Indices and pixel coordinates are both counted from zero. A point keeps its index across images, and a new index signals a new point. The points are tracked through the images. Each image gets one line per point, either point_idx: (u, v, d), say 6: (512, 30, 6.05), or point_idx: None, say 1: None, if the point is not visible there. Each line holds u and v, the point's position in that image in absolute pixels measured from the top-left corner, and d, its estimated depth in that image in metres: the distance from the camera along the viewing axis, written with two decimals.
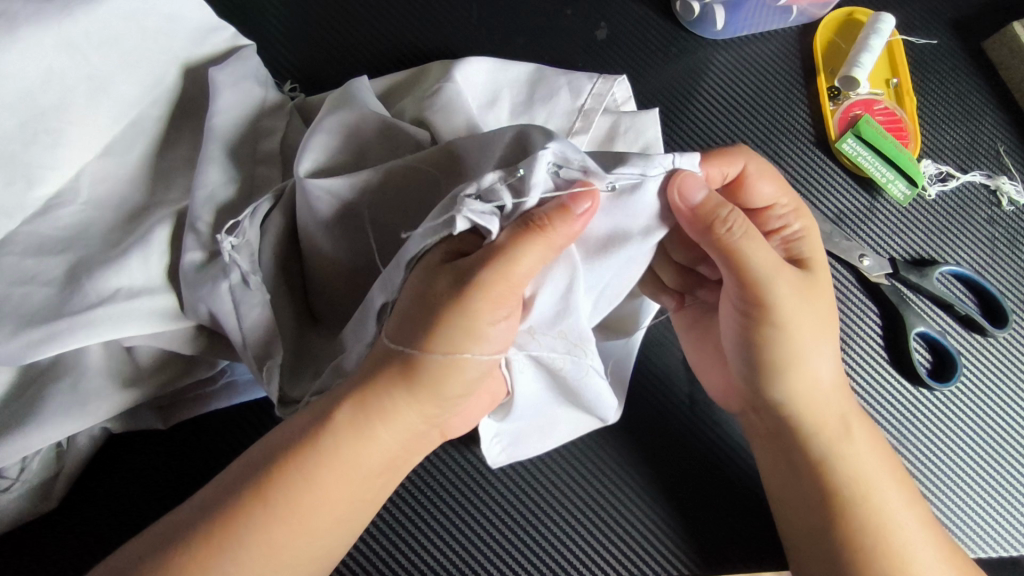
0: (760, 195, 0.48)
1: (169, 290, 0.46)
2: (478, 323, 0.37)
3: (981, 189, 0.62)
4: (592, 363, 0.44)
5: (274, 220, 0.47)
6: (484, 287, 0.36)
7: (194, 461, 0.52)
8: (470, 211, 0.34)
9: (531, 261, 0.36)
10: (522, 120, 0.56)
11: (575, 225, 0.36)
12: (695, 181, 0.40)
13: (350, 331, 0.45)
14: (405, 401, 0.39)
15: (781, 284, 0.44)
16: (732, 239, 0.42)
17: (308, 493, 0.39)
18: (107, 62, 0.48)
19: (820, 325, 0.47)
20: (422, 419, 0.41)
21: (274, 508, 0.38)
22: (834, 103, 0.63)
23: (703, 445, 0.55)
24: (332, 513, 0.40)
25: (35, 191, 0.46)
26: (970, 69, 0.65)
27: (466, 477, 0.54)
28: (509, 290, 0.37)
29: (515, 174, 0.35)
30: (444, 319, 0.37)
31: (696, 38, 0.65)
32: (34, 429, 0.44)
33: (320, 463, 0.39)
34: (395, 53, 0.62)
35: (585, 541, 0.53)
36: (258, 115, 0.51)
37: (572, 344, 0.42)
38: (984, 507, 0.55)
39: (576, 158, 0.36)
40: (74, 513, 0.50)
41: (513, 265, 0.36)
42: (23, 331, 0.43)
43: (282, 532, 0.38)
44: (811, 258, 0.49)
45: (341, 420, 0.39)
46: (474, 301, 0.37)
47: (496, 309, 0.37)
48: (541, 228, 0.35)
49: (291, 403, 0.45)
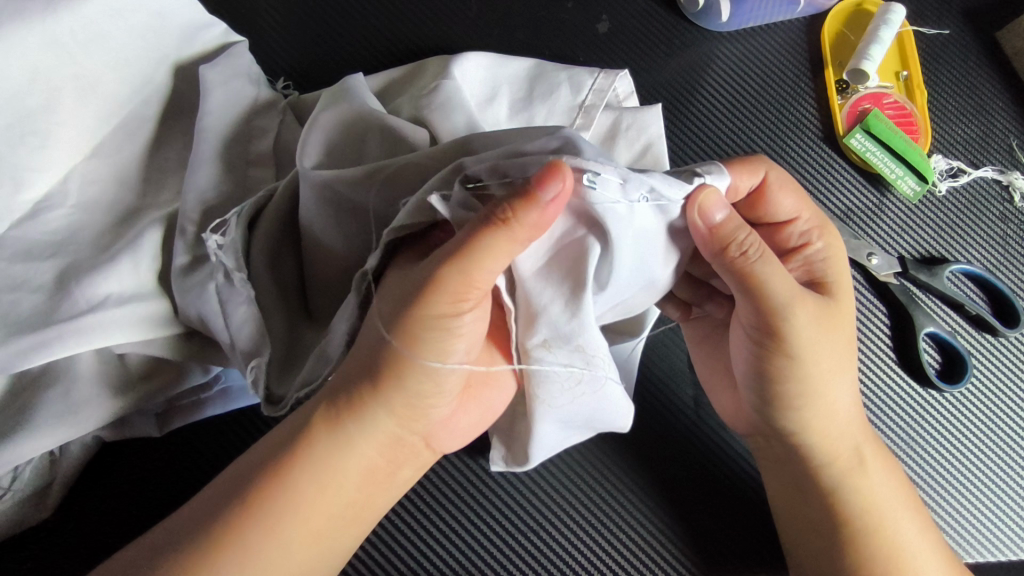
0: (783, 209, 0.47)
1: (161, 295, 0.45)
2: (437, 314, 0.36)
3: (993, 184, 0.60)
4: (609, 375, 0.40)
5: (265, 221, 0.45)
6: (444, 283, 0.35)
7: (189, 466, 0.52)
8: (440, 200, 0.35)
9: (485, 250, 0.33)
10: (521, 116, 0.55)
11: (540, 211, 0.33)
12: (718, 200, 0.39)
13: (337, 320, 0.41)
14: (375, 409, 0.38)
15: (801, 314, 0.43)
16: (747, 263, 0.41)
17: (301, 515, 0.38)
18: (93, 60, 0.46)
19: (839, 360, 0.46)
20: (397, 424, 0.40)
21: (260, 524, 0.37)
22: (842, 97, 0.62)
23: (699, 445, 0.55)
24: (318, 530, 0.39)
25: (22, 194, 0.45)
26: (983, 59, 0.63)
27: (461, 480, 0.53)
28: (466, 282, 0.35)
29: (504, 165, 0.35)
30: (411, 313, 0.36)
31: (700, 30, 0.63)
32: (25, 439, 0.43)
33: (316, 484, 0.38)
34: (391, 48, 0.61)
35: (585, 544, 0.52)
36: (250, 114, 0.50)
37: (591, 355, 0.39)
38: (991, 511, 0.54)
39: (613, 167, 0.36)
40: (69, 520, 0.50)
41: (468, 256, 0.34)
42: (11, 339, 0.41)
43: (261, 550, 0.37)
44: (833, 283, 0.47)
45: (321, 444, 0.38)
46: (434, 298, 0.35)
47: (451, 301, 0.35)
48: (503, 221, 0.33)
49: (278, 402, 0.42)
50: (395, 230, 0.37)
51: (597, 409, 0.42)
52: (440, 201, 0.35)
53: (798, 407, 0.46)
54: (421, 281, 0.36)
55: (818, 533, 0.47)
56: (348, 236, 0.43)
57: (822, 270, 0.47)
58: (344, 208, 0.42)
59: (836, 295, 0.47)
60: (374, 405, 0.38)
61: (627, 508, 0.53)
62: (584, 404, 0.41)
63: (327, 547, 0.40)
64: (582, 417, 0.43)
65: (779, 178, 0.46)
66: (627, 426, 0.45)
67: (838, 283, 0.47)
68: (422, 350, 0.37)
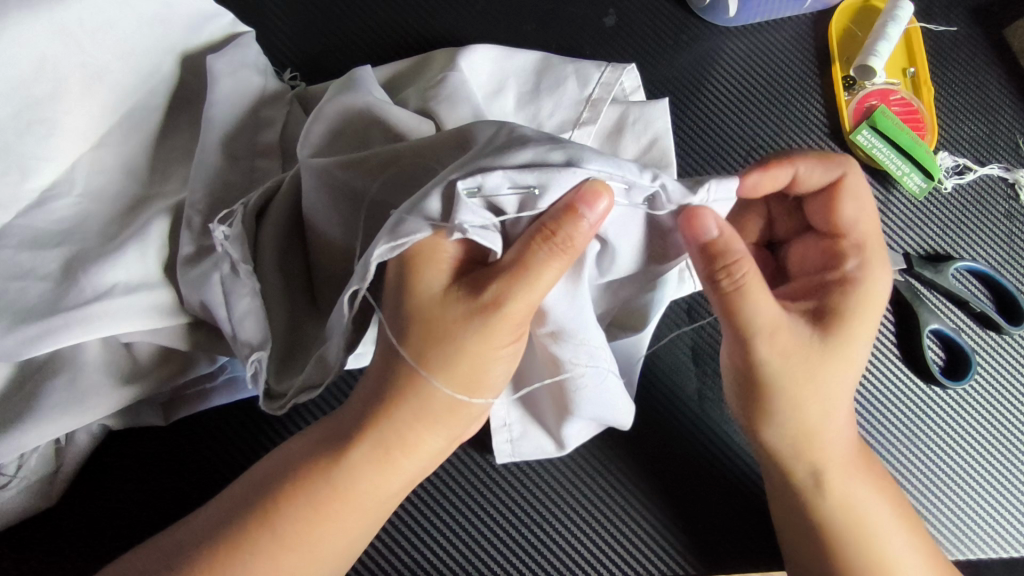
0: (839, 217, 0.46)
1: (166, 285, 0.45)
2: (495, 346, 0.37)
3: (1000, 181, 0.60)
4: (611, 368, 0.43)
5: (275, 213, 0.45)
6: (506, 309, 0.36)
7: (196, 460, 0.52)
8: (469, 227, 0.35)
9: (549, 278, 0.36)
10: (528, 110, 0.55)
11: (591, 234, 0.36)
12: (715, 220, 0.39)
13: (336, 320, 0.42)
14: (431, 431, 0.38)
15: (775, 347, 0.42)
16: (728, 288, 0.40)
17: (329, 520, 0.38)
18: (100, 49, 0.46)
19: (820, 390, 0.44)
20: (447, 440, 0.40)
21: (284, 527, 0.37)
22: (848, 93, 0.62)
23: (697, 438, 0.55)
24: (351, 537, 0.39)
25: (30, 182, 0.45)
26: (989, 56, 0.63)
27: (466, 472, 0.53)
28: (529, 309, 0.37)
29: (527, 181, 0.35)
30: (457, 341, 0.37)
31: (707, 25, 0.63)
32: (30, 428, 0.43)
33: (345, 496, 0.38)
34: (397, 40, 0.61)
35: (593, 542, 0.52)
36: (257, 105, 0.50)
37: (595, 349, 0.42)
38: (994, 508, 0.55)
39: (622, 174, 0.36)
40: (74, 511, 0.50)
41: (536, 287, 0.36)
42: (18, 327, 0.42)
43: (297, 565, 0.38)
44: (845, 320, 0.44)
45: (357, 456, 0.38)
46: (493, 325, 0.37)
47: (512, 331, 0.37)
48: (564, 251, 0.36)
49: (277, 397, 0.43)
50: (395, 240, 0.34)
51: (601, 402, 0.44)
52: (473, 227, 0.35)
53: (776, 413, 0.45)
54: (482, 300, 0.36)
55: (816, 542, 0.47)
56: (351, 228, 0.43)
57: (835, 296, 0.45)
58: (350, 199, 0.42)
59: (843, 331, 0.44)
60: (420, 423, 0.38)
61: (628, 507, 0.53)
62: (590, 398, 0.44)
63: (353, 539, 0.39)
64: (590, 413, 0.45)
65: (846, 189, 0.45)
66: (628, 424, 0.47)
67: (848, 314, 0.44)
68: (469, 373, 0.37)
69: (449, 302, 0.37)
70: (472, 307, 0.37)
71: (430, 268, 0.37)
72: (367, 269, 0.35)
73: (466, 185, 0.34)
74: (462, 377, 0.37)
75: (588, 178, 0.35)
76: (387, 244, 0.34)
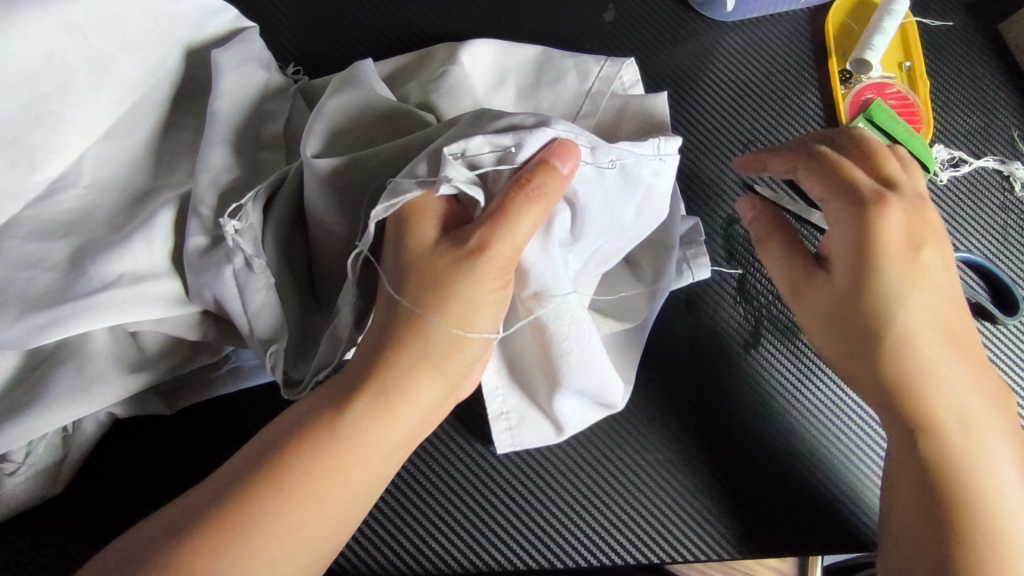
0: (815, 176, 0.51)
1: (173, 274, 0.46)
2: (482, 289, 0.39)
3: (994, 174, 0.61)
4: (593, 334, 0.46)
5: (278, 205, 0.45)
6: (490, 254, 0.38)
7: (200, 443, 0.52)
8: (455, 181, 0.37)
9: (526, 219, 0.37)
10: (529, 103, 0.56)
11: (563, 183, 0.38)
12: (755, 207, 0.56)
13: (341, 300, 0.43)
14: (429, 380, 0.39)
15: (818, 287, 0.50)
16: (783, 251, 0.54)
17: (334, 475, 0.37)
18: (106, 43, 0.47)
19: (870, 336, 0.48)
20: (445, 390, 0.41)
21: (289, 483, 0.37)
22: (846, 87, 0.62)
23: (779, 419, 0.55)
24: (354, 495, 0.38)
25: (37, 174, 0.46)
26: (984, 50, 0.64)
27: (460, 456, 0.54)
28: (511, 254, 0.38)
29: (504, 141, 0.38)
30: (446, 289, 0.39)
31: (705, 20, 0.63)
32: (40, 416, 0.44)
33: (350, 453, 0.38)
34: (397, 34, 0.61)
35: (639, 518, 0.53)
36: (263, 98, 0.51)
37: (577, 312, 0.45)
38: None
39: (585, 137, 0.40)
40: (81, 499, 0.50)
41: (513, 228, 0.38)
42: (28, 316, 0.42)
43: (302, 522, 0.37)
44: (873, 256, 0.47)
45: (358, 408, 0.38)
46: (479, 269, 0.38)
47: (496, 275, 0.39)
48: (538, 197, 0.37)
49: (296, 386, 0.44)
50: (392, 200, 0.37)
51: (589, 367, 0.47)
52: (459, 181, 0.37)
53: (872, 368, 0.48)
54: (467, 247, 0.38)
55: (921, 488, 0.46)
56: (353, 218, 0.44)
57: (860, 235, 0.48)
58: (353, 189, 0.43)
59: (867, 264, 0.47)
60: (418, 369, 0.39)
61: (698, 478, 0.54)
62: (578, 365, 0.46)
63: (357, 497, 0.39)
64: (577, 378, 0.48)
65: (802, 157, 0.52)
66: (616, 382, 0.49)
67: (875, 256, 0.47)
68: (460, 319, 0.39)
69: (437, 254, 0.39)
70: (458, 256, 0.38)
71: (418, 225, 0.39)
72: (368, 235, 0.39)
73: (451, 149, 0.37)
74: (455, 323, 0.39)
75: (555, 136, 0.39)
76: (385, 204, 0.37)
